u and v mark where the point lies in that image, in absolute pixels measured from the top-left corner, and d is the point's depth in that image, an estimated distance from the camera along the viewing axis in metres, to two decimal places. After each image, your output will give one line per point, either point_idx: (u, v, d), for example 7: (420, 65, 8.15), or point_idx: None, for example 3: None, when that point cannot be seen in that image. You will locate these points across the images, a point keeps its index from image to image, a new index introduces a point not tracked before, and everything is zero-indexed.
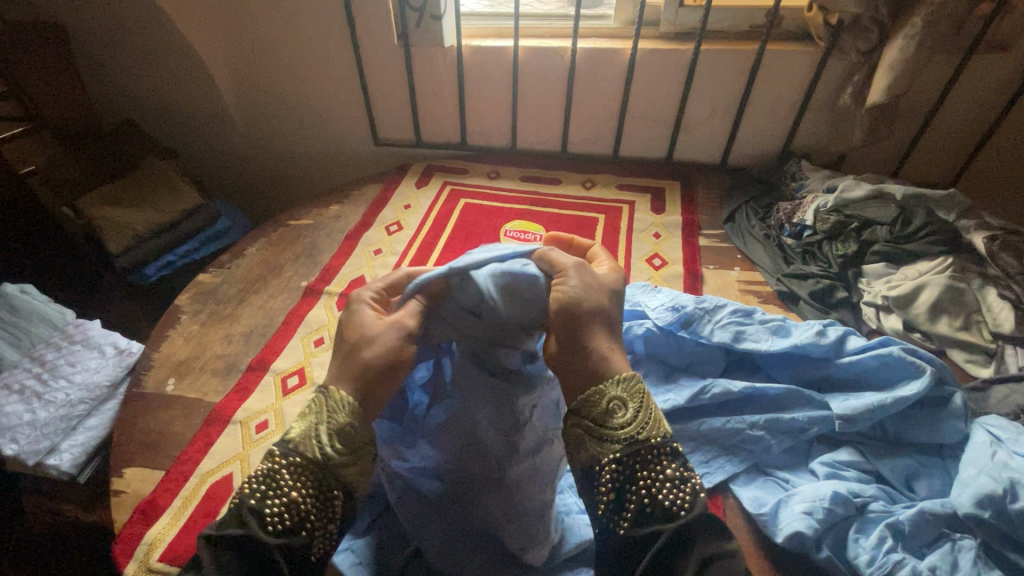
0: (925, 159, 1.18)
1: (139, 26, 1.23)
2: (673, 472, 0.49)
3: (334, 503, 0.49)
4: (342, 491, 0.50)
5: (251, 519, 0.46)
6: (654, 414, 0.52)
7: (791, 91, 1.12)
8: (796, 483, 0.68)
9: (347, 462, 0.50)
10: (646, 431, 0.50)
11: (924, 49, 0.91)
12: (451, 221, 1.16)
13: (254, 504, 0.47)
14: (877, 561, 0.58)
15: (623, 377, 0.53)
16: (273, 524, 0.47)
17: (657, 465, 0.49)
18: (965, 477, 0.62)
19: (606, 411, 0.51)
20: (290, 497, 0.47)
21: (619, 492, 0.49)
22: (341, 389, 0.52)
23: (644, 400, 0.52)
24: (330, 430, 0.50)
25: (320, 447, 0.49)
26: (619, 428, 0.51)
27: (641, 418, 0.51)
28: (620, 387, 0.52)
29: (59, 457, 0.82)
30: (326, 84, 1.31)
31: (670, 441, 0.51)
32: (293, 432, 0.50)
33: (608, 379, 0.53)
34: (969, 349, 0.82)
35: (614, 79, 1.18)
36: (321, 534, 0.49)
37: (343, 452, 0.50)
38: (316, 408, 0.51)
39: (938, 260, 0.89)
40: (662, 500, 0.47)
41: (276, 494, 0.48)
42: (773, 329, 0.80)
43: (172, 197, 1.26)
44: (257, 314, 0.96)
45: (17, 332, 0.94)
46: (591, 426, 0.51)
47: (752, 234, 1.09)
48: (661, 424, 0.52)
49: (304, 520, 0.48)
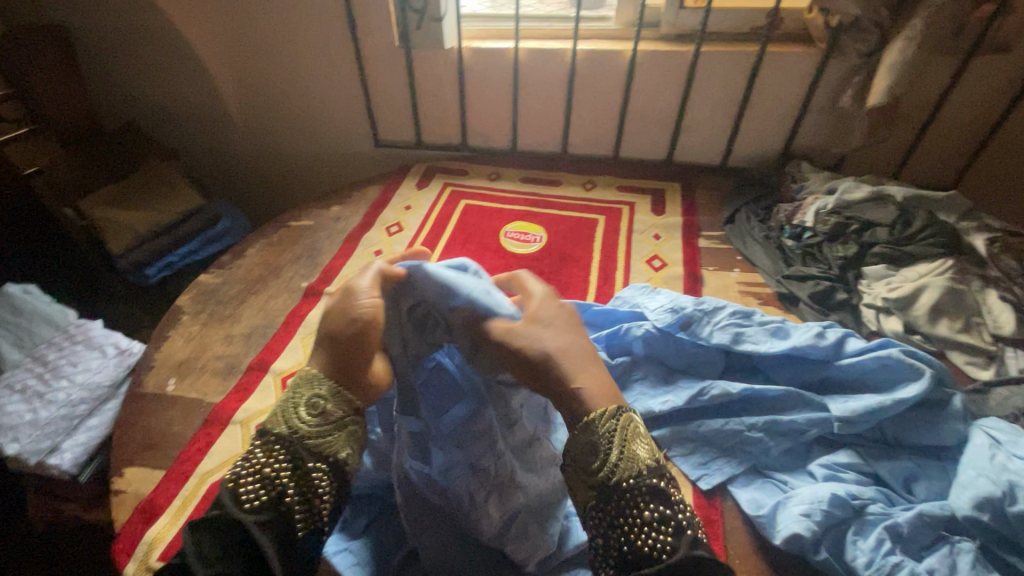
0: (926, 161, 1.18)
1: (143, 29, 1.24)
2: (651, 515, 0.49)
3: (311, 475, 0.52)
4: (318, 463, 0.52)
5: (228, 499, 0.49)
6: (628, 455, 0.52)
7: (790, 93, 1.12)
8: (795, 485, 0.68)
9: (320, 434, 0.53)
10: (619, 475, 0.51)
11: (925, 50, 0.91)
12: (451, 222, 1.16)
13: (231, 485, 0.50)
14: (876, 563, 0.58)
15: (592, 420, 0.53)
16: (250, 500, 0.49)
17: (634, 507, 0.50)
18: (964, 479, 0.62)
19: (580, 457, 0.53)
20: (267, 473, 0.51)
21: (601, 534, 0.51)
22: (309, 367, 0.58)
23: (614, 440, 0.52)
24: (301, 405, 0.55)
25: (291, 422, 0.54)
26: (592, 473, 0.52)
27: (614, 460, 0.52)
28: (589, 431, 0.53)
29: (61, 456, 0.82)
30: (328, 86, 1.32)
31: (646, 480, 0.51)
32: (269, 420, 0.55)
33: (580, 424, 0.54)
34: (969, 352, 0.82)
35: (614, 81, 1.18)
36: (301, 506, 0.51)
37: (314, 424, 0.54)
38: (290, 391, 0.57)
39: (938, 261, 0.89)
40: (641, 547, 0.48)
41: (253, 471, 0.51)
42: (772, 330, 0.80)
43: (171, 197, 1.26)
44: (257, 314, 0.97)
45: (19, 333, 0.95)
46: (573, 470, 0.54)
47: (751, 235, 1.09)
48: (639, 460, 0.52)
49: (281, 494, 0.50)
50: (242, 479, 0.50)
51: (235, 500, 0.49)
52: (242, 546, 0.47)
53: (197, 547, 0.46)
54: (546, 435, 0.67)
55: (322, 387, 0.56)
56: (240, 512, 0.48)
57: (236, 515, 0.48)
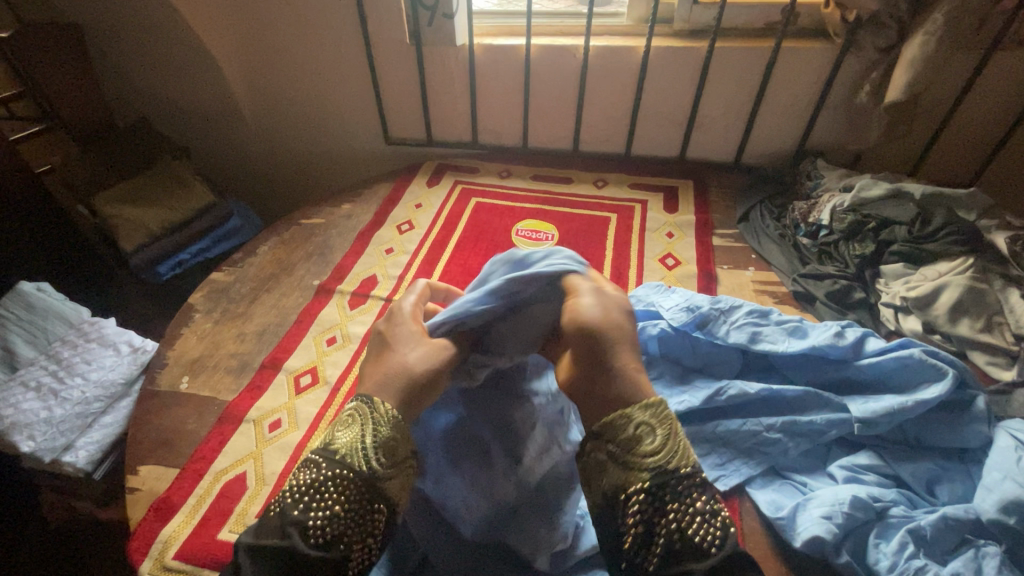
0: (943, 158, 1.16)
1: (154, 26, 1.24)
2: (703, 505, 0.51)
3: (373, 516, 0.53)
4: (382, 506, 0.54)
5: (294, 533, 0.49)
6: (681, 446, 0.55)
7: (806, 89, 1.11)
8: (814, 487, 0.67)
9: (389, 476, 0.55)
10: (675, 461, 0.53)
11: (945, 45, 0.89)
12: (462, 221, 1.16)
13: (299, 516, 0.50)
14: (899, 566, 0.57)
15: (652, 404, 0.56)
16: (315, 537, 0.50)
17: (687, 497, 0.52)
18: (989, 482, 0.61)
19: (633, 438, 0.54)
20: (336, 511, 0.51)
21: (644, 522, 0.52)
22: (386, 403, 0.58)
23: (672, 426, 0.55)
24: (375, 443, 0.55)
25: (366, 459, 0.54)
26: (644, 457, 0.54)
27: (668, 446, 0.54)
28: (647, 413, 0.55)
29: (75, 453, 0.83)
30: (338, 83, 1.31)
31: (697, 471, 0.54)
32: (344, 450, 0.55)
33: (635, 405, 0.56)
34: (991, 352, 0.80)
35: (627, 77, 1.17)
36: (359, 547, 0.52)
37: (386, 465, 0.55)
38: (362, 418, 0.56)
39: (959, 260, 0.87)
40: (692, 536, 0.50)
41: (324, 507, 0.51)
42: (790, 329, 0.79)
43: (185, 196, 1.27)
44: (270, 312, 0.97)
45: (33, 329, 0.95)
46: (619, 453, 0.55)
47: (766, 234, 1.08)
48: (689, 453, 0.55)
49: (345, 534, 0.51)
50: (312, 513, 0.51)
51: (302, 535, 0.49)
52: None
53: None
54: (560, 439, 0.66)
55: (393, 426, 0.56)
56: (307, 548, 0.49)
57: (303, 551, 0.49)
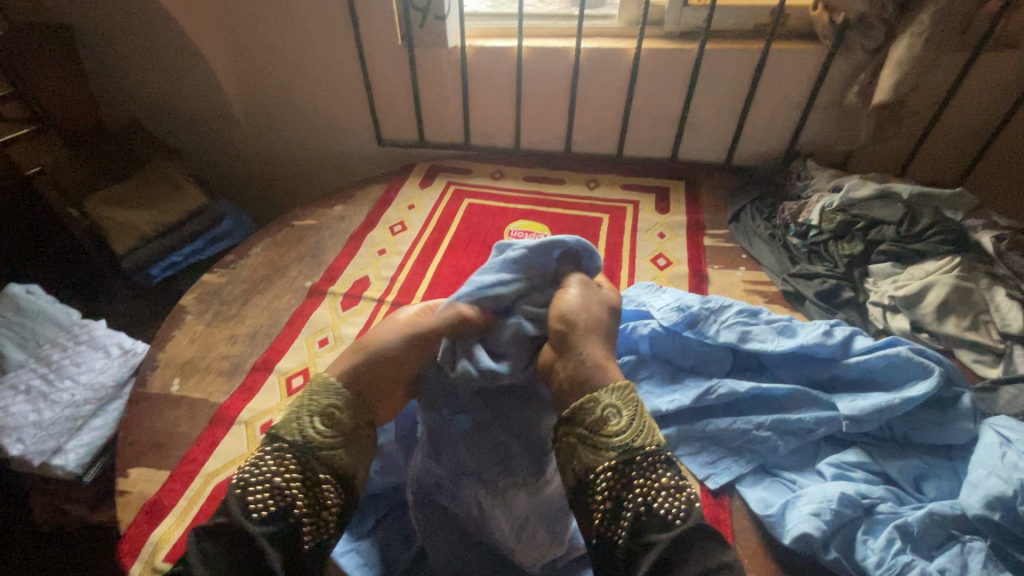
0: (931, 158, 1.17)
1: (145, 28, 1.24)
2: (669, 481, 0.54)
3: (319, 485, 0.56)
4: (328, 474, 0.57)
5: (235, 507, 0.53)
6: (647, 429, 0.58)
7: (796, 90, 1.12)
8: (803, 484, 0.67)
9: (333, 444, 0.59)
10: (639, 440, 0.57)
11: (932, 46, 0.90)
12: (455, 222, 1.16)
13: (240, 492, 0.54)
14: (885, 563, 0.58)
15: (617, 388, 0.61)
16: (259, 510, 0.53)
17: (652, 472, 0.55)
18: (974, 478, 0.61)
19: (601, 422, 0.59)
20: (278, 482, 0.55)
21: (612, 498, 0.55)
22: (326, 378, 0.63)
23: (636, 409, 0.60)
24: (315, 414, 0.60)
25: (305, 431, 0.59)
26: (611, 437, 0.58)
27: (634, 428, 0.58)
28: (611, 398, 0.60)
29: (65, 456, 0.83)
30: (330, 84, 1.31)
31: (664, 451, 0.57)
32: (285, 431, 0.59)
33: (602, 390, 0.61)
34: (977, 350, 0.81)
35: (619, 78, 1.17)
36: (309, 517, 0.54)
37: (327, 434, 0.59)
38: (304, 398, 0.62)
39: (945, 259, 0.88)
40: (658, 509, 0.53)
41: (265, 481, 0.55)
42: (779, 329, 0.79)
43: (178, 196, 1.26)
44: (262, 314, 0.96)
45: (23, 333, 0.95)
46: (586, 435, 0.58)
47: (756, 234, 1.09)
48: (654, 433, 0.59)
49: (289, 505, 0.54)
50: (252, 488, 0.54)
51: (244, 508, 0.52)
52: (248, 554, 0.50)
53: (202, 555, 0.49)
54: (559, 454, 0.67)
55: (335, 396, 0.61)
56: (249, 520, 0.52)
57: (244, 523, 0.51)
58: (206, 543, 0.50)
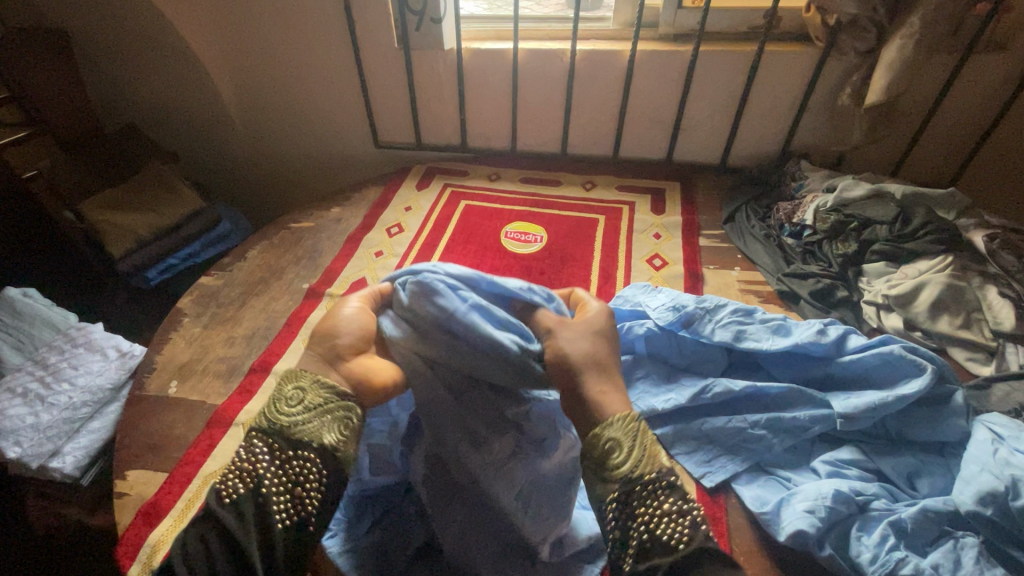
0: (924, 158, 1.18)
1: (141, 32, 1.24)
2: (671, 506, 0.50)
3: (290, 463, 0.52)
4: (298, 451, 0.53)
5: (209, 495, 0.51)
6: (650, 453, 0.53)
7: (789, 92, 1.13)
8: (798, 482, 0.68)
9: (303, 421, 0.55)
10: (641, 468, 0.52)
11: (922, 48, 0.91)
12: (451, 223, 1.16)
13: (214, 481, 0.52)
14: (879, 559, 0.58)
15: (617, 417, 0.55)
16: (229, 495, 0.51)
17: (655, 500, 0.50)
18: (967, 474, 0.62)
19: (603, 452, 0.54)
20: (248, 465, 0.53)
21: (619, 527, 0.50)
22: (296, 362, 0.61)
23: (639, 436, 0.53)
24: (285, 397, 0.57)
25: (274, 414, 0.56)
26: (615, 468, 0.53)
27: (636, 456, 0.52)
28: (612, 428, 0.54)
29: (63, 459, 0.82)
30: (326, 87, 1.32)
31: (667, 475, 0.51)
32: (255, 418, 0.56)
33: (605, 421, 0.55)
34: (969, 347, 0.82)
35: (614, 81, 1.18)
36: (281, 495, 0.51)
37: (296, 412, 0.55)
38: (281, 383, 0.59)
39: (938, 258, 0.89)
40: (661, 535, 0.48)
41: (235, 468, 0.53)
42: (774, 328, 0.80)
43: (173, 199, 1.26)
44: (259, 317, 0.97)
45: (19, 336, 0.95)
46: (593, 468, 0.54)
47: (751, 234, 1.09)
48: (659, 458, 0.53)
49: (259, 487, 0.51)
50: (224, 476, 0.52)
51: (215, 494, 0.51)
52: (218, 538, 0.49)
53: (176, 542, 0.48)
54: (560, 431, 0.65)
55: (302, 378, 0.58)
56: (218, 505, 0.50)
57: (212, 508, 0.50)
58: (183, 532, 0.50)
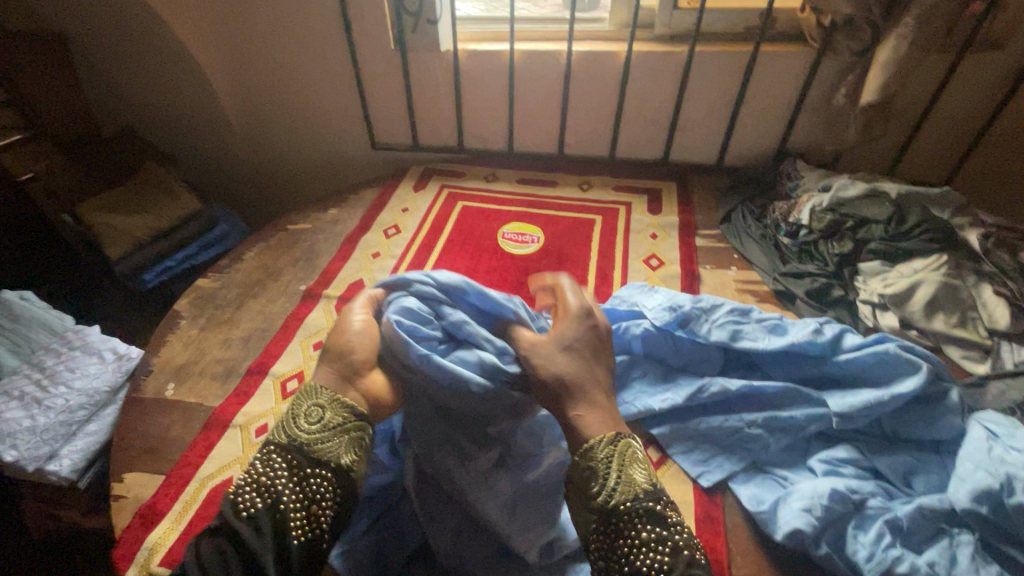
0: (919, 157, 1.18)
1: (139, 34, 1.24)
2: (648, 535, 0.52)
3: (308, 480, 0.56)
4: (316, 469, 0.57)
5: (228, 509, 0.54)
6: (627, 481, 0.55)
7: (784, 92, 1.13)
8: (794, 480, 0.68)
9: (321, 440, 0.59)
10: (618, 498, 0.54)
11: (917, 48, 0.91)
12: (449, 224, 1.16)
13: (232, 494, 0.55)
14: (875, 557, 0.58)
15: (595, 446, 0.57)
16: (247, 509, 0.54)
17: (633, 529, 0.52)
18: (962, 472, 0.62)
19: (584, 483, 0.56)
20: (266, 482, 0.56)
21: (602, 557, 0.53)
22: (312, 379, 0.64)
23: (617, 464, 0.56)
24: (304, 415, 0.60)
25: (292, 431, 0.59)
26: (593, 498, 0.55)
27: (614, 486, 0.55)
28: (592, 457, 0.57)
29: (59, 462, 0.82)
30: (323, 88, 1.32)
31: (644, 503, 0.54)
32: (274, 433, 0.60)
33: (585, 450, 0.58)
34: (965, 346, 0.83)
35: (610, 81, 1.19)
36: (299, 511, 0.54)
37: (314, 431, 0.59)
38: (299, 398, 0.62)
39: (933, 257, 0.89)
40: (639, 563, 0.51)
41: (253, 482, 0.56)
42: (770, 327, 0.80)
43: (170, 202, 1.26)
44: (256, 319, 0.97)
45: (16, 340, 0.96)
46: (576, 498, 0.57)
47: (748, 234, 1.10)
48: (637, 485, 0.55)
49: (276, 502, 0.54)
50: (242, 490, 0.55)
51: (233, 508, 0.54)
52: (236, 551, 0.51)
53: (196, 553, 0.51)
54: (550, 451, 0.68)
55: (321, 397, 0.62)
56: (236, 518, 0.53)
57: (231, 521, 0.53)
58: (203, 542, 0.52)
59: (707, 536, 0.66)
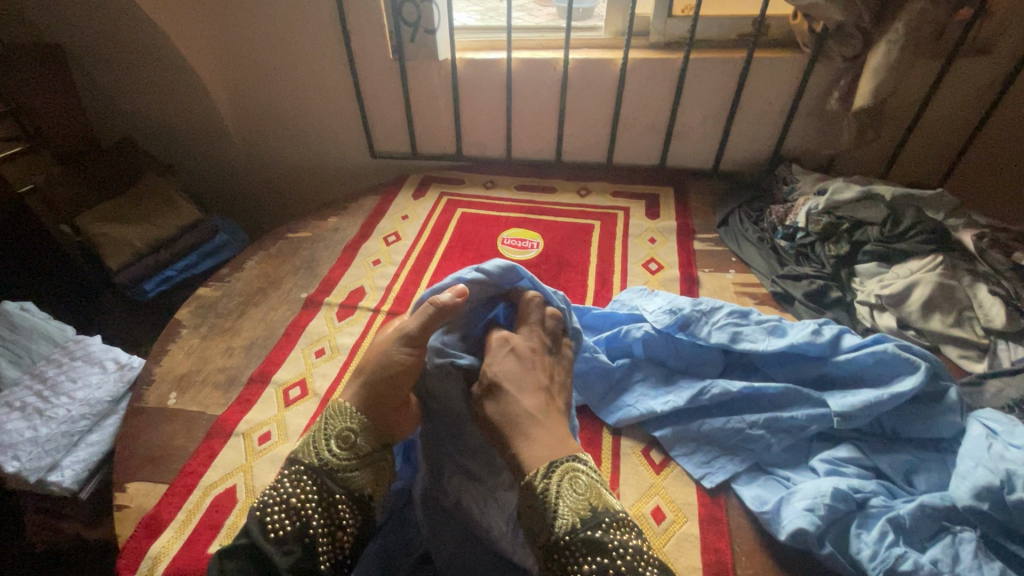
0: (913, 160, 1.20)
1: (137, 48, 1.25)
2: (591, 566, 0.51)
3: (336, 507, 0.59)
4: (344, 496, 0.60)
5: (256, 530, 0.55)
6: (566, 509, 0.55)
7: (779, 97, 1.15)
8: (797, 481, 0.69)
9: (350, 467, 0.61)
10: (557, 530, 0.54)
11: (907, 53, 0.92)
12: (448, 231, 1.17)
13: (259, 514, 0.56)
14: (879, 555, 0.59)
15: (537, 473, 0.58)
16: (275, 530, 0.55)
17: (576, 563, 0.52)
18: (963, 469, 0.62)
19: (532, 514, 0.56)
20: (297, 505, 0.57)
21: None
22: (340, 399, 0.67)
23: (557, 493, 0.56)
24: (331, 437, 0.63)
25: (322, 455, 0.62)
26: (538, 536, 0.55)
27: (556, 517, 0.55)
28: (533, 487, 0.57)
29: (61, 473, 0.82)
30: (322, 99, 1.33)
31: (582, 532, 0.53)
32: (300, 453, 0.62)
33: (530, 476, 0.58)
34: (962, 345, 0.84)
35: (606, 88, 1.20)
36: (326, 537, 0.57)
37: (343, 457, 0.62)
38: (324, 422, 0.65)
39: (928, 259, 0.90)
40: None
41: (282, 501, 0.57)
42: (769, 329, 0.81)
43: (169, 213, 1.26)
44: (257, 326, 0.97)
45: (17, 350, 0.95)
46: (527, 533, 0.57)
47: (745, 237, 1.11)
48: (575, 511, 0.55)
49: (307, 523, 0.56)
50: (270, 508, 0.56)
51: (262, 528, 0.55)
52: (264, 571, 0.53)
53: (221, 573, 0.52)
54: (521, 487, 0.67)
55: (354, 421, 0.64)
56: (267, 540, 0.54)
57: (261, 542, 0.54)
58: (225, 561, 0.53)
59: (711, 538, 0.66)
